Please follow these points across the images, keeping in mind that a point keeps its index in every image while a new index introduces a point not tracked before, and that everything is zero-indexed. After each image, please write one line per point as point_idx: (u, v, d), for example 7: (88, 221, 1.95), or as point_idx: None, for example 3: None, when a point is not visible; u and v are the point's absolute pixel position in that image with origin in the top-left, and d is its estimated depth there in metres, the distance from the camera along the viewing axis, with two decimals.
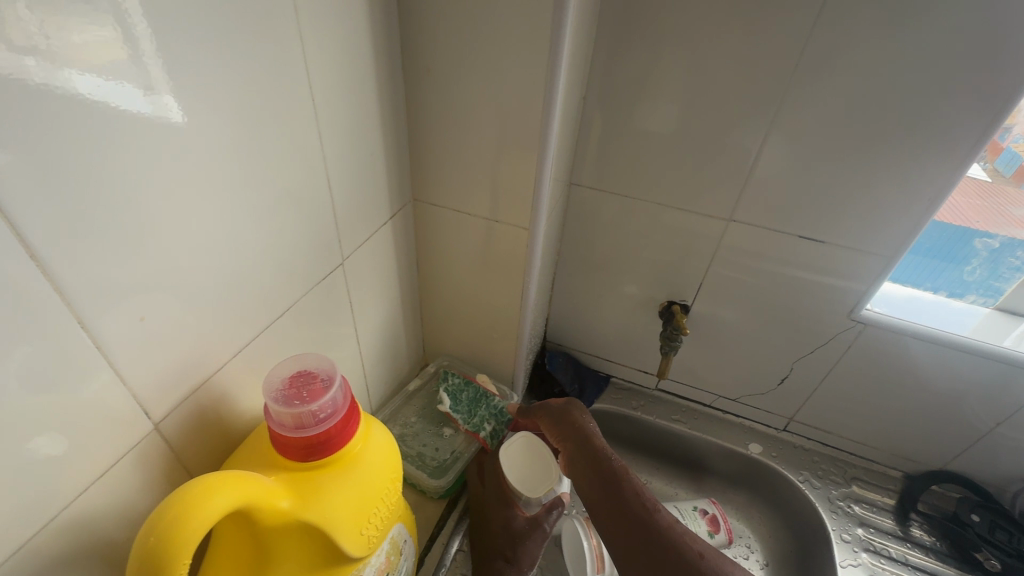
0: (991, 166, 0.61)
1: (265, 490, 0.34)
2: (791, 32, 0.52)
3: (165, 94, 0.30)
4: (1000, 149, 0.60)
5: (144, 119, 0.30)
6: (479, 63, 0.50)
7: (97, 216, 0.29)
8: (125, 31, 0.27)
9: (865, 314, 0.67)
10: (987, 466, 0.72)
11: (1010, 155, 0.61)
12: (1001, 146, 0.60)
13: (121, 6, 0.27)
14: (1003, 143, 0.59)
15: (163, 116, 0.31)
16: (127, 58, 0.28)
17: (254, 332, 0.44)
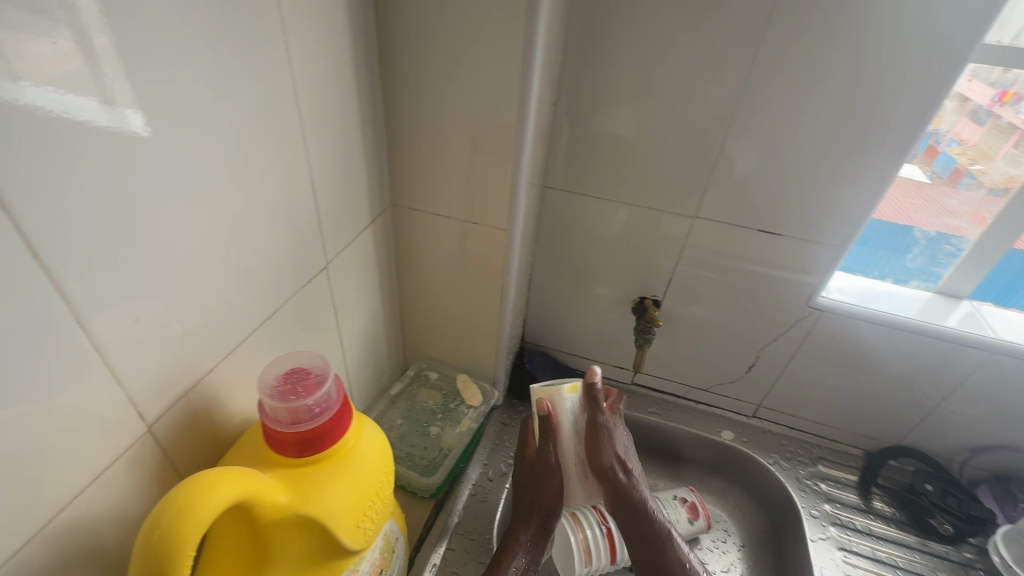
0: (929, 168, 0.68)
1: (266, 485, 0.35)
2: (743, 39, 0.56)
3: (128, 108, 0.30)
4: (936, 152, 0.67)
5: (105, 129, 0.29)
6: (456, 67, 0.52)
7: (86, 211, 0.29)
8: (83, 44, 0.27)
9: (822, 301, 0.72)
10: (939, 439, 0.79)
11: (947, 159, 0.67)
12: (937, 149, 0.67)
13: (79, 20, 0.27)
14: (937, 146, 0.67)
15: (123, 129, 0.30)
16: (83, 70, 0.28)
17: (240, 334, 0.44)
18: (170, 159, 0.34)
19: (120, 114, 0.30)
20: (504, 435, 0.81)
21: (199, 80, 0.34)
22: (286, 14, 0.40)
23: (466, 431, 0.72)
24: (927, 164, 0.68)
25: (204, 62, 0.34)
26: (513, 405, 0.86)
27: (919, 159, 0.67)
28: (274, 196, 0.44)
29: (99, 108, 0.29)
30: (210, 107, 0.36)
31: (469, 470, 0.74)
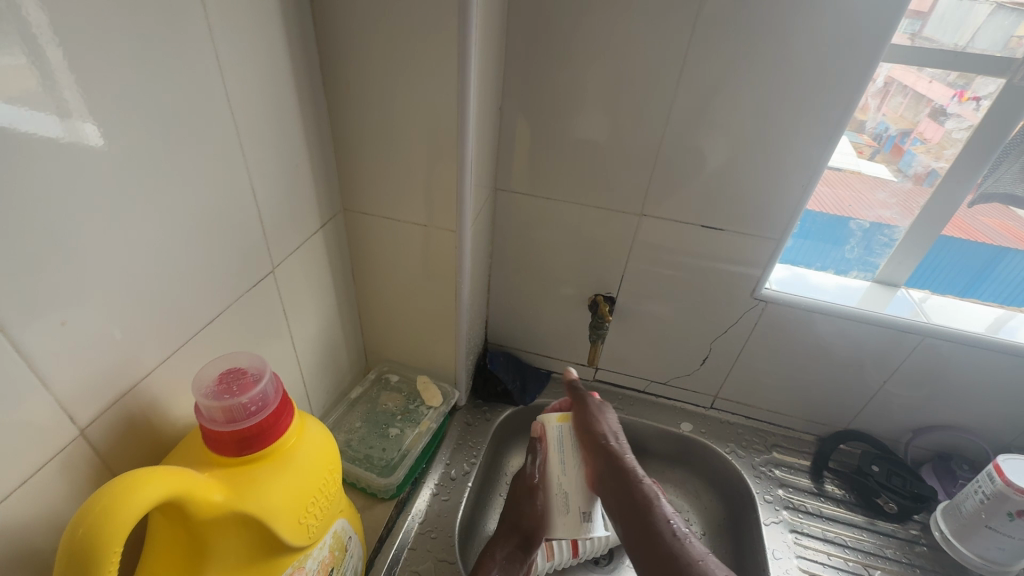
0: (896, 167, 0.71)
1: (199, 484, 0.36)
2: (672, 43, 0.59)
3: (83, 120, 0.33)
4: (901, 151, 0.70)
5: (62, 142, 0.32)
6: (394, 71, 0.53)
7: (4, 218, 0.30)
8: (26, 57, 0.29)
9: (766, 293, 0.75)
10: (884, 421, 0.82)
11: (913, 159, 0.70)
12: (903, 148, 0.70)
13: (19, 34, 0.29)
14: (902, 145, 0.70)
15: (80, 141, 0.33)
16: (36, 87, 0.30)
17: (181, 339, 0.44)
18: (98, 167, 0.35)
19: (75, 126, 0.33)
20: (467, 434, 0.82)
21: (125, 90, 0.35)
22: (214, 24, 0.41)
23: (426, 431, 0.73)
24: (890, 161, 0.71)
25: (129, 71, 0.35)
26: (476, 405, 0.87)
27: (885, 157, 0.71)
28: (211, 202, 0.44)
29: (55, 122, 0.31)
30: (138, 115, 0.37)
31: (431, 471, 0.75)
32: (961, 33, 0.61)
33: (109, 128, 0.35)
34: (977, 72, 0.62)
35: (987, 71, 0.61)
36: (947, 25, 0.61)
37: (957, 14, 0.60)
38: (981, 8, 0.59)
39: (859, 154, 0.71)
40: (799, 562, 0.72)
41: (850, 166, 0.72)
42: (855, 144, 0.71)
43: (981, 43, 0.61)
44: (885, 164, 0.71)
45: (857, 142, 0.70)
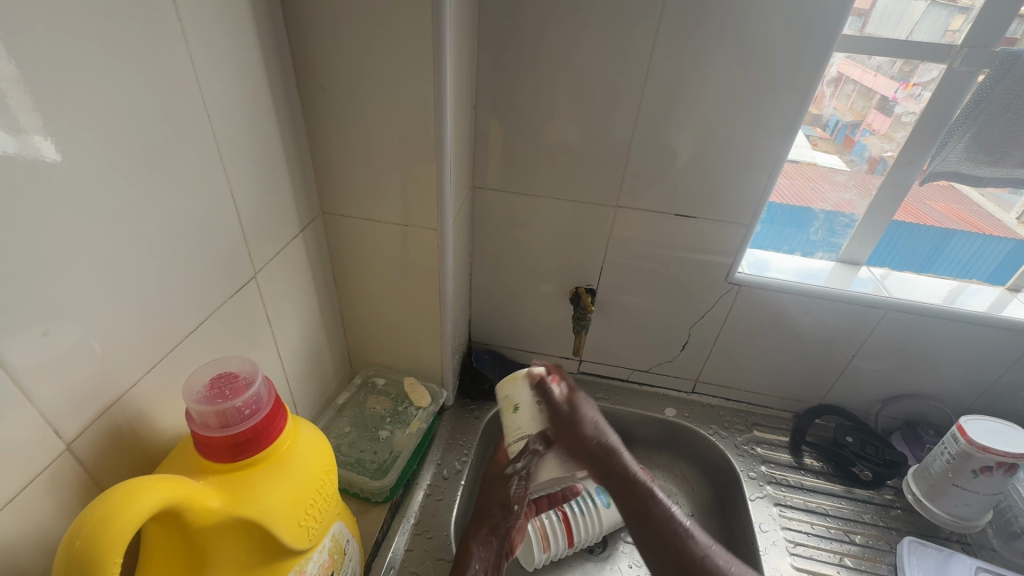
0: (846, 156, 0.76)
1: (196, 490, 0.35)
2: (639, 37, 0.61)
3: (37, 134, 0.31)
4: (852, 142, 0.74)
5: (15, 157, 0.30)
6: (369, 74, 0.54)
7: None
8: None
9: (739, 276, 0.77)
10: (854, 393, 0.86)
11: (863, 148, 0.74)
12: (854, 139, 0.74)
13: None
14: (852, 137, 0.74)
15: (31, 154, 0.31)
16: None
17: (163, 350, 0.43)
18: (70, 173, 0.34)
19: (28, 140, 0.31)
20: (456, 434, 0.82)
21: (95, 95, 0.34)
22: (185, 25, 0.40)
23: (416, 431, 0.73)
24: (843, 152, 0.75)
25: (96, 73, 0.34)
26: (463, 404, 0.87)
27: (837, 147, 0.75)
28: (188, 207, 0.44)
29: (6, 136, 0.30)
30: (110, 118, 0.36)
31: (424, 471, 0.75)
32: (900, 27, 0.65)
33: (81, 130, 0.34)
34: (920, 59, 0.66)
35: (930, 58, 0.65)
36: (887, 20, 0.65)
37: (896, 10, 0.64)
38: (917, 4, 0.63)
39: (821, 149, 0.76)
40: (785, 534, 0.74)
41: (807, 159, 0.76)
42: (810, 136, 0.75)
43: (921, 35, 0.65)
44: (838, 156, 0.76)
45: (811, 134, 0.74)
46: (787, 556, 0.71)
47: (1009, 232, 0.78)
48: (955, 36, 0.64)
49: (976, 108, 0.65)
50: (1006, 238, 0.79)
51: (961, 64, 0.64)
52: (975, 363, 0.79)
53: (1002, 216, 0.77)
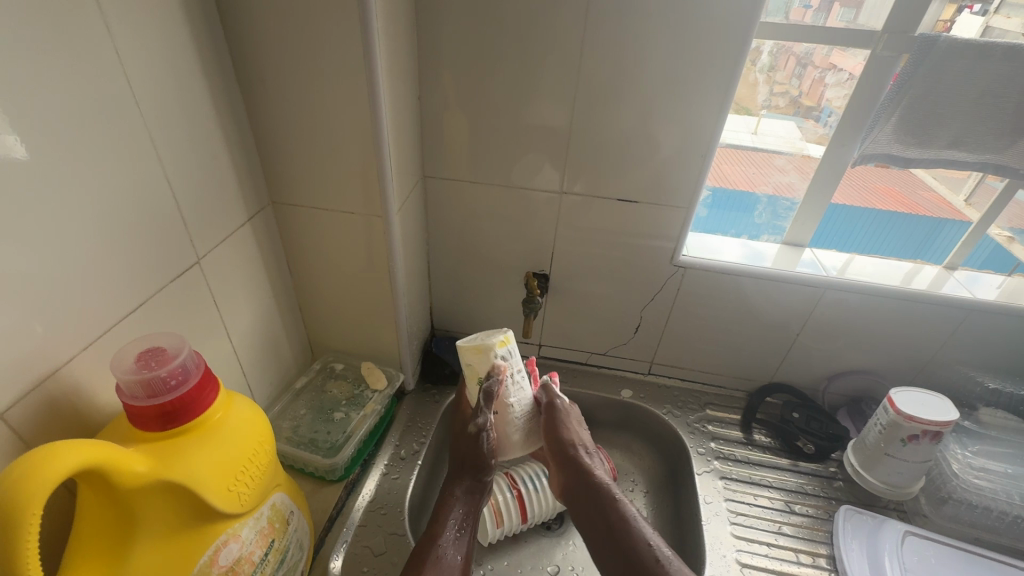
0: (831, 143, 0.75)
1: (123, 455, 0.37)
2: (572, 28, 0.63)
3: (9, 134, 0.36)
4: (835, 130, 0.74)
5: None
6: (304, 67, 0.56)
7: None
8: None
9: (684, 259, 0.80)
10: (802, 370, 0.89)
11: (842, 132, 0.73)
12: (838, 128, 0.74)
13: None
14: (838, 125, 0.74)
15: (5, 153, 0.36)
16: None
17: (100, 330, 0.46)
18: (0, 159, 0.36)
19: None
20: (416, 417, 0.85)
21: (22, 88, 0.37)
22: (113, 22, 0.42)
23: (371, 413, 0.75)
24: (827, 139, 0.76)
25: (26, 67, 0.37)
26: (425, 388, 0.89)
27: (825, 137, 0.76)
28: (126, 196, 0.46)
29: None
30: (39, 109, 0.38)
31: (380, 453, 0.78)
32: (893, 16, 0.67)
33: (13, 121, 0.36)
34: (846, 44, 0.69)
35: (853, 44, 0.68)
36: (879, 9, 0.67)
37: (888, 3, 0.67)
38: None
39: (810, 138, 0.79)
40: (728, 505, 0.77)
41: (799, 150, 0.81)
42: (803, 129, 0.79)
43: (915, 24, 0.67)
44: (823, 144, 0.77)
45: (804, 127, 0.79)
46: (727, 525, 0.74)
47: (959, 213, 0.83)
48: (947, 25, 0.67)
49: (900, 92, 0.67)
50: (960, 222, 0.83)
51: (884, 49, 0.67)
52: (913, 339, 0.82)
53: (952, 198, 0.84)
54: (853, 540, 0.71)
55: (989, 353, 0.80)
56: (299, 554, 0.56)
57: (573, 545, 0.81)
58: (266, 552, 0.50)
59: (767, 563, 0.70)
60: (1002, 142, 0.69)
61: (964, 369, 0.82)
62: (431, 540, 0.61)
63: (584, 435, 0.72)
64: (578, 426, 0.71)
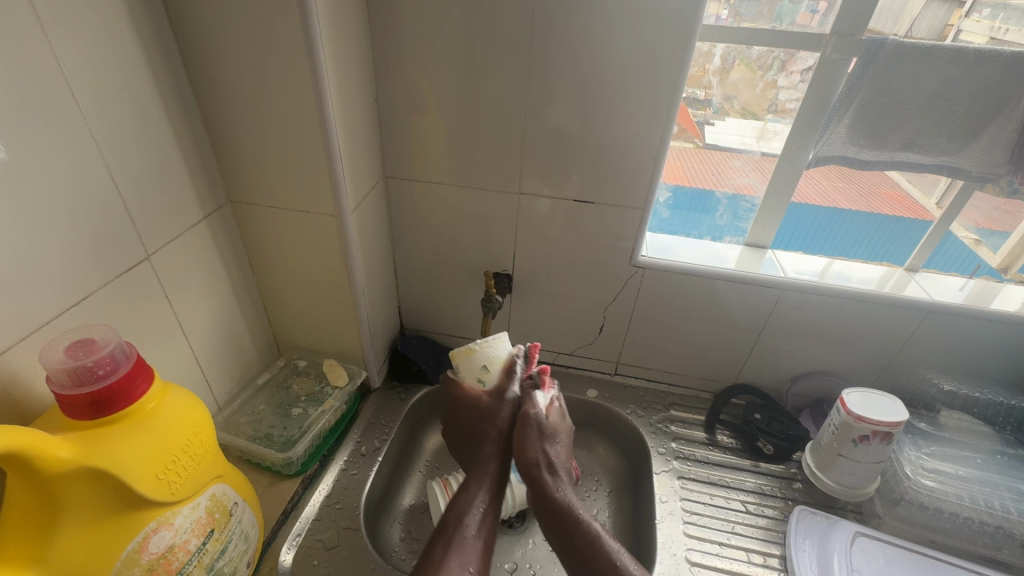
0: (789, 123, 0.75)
1: (46, 440, 0.39)
2: (520, 32, 0.65)
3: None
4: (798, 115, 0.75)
5: None
6: (252, 71, 0.58)
7: None
8: None
9: (643, 259, 0.81)
10: (766, 371, 0.89)
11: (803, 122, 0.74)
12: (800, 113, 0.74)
13: None
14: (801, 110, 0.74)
15: None
16: None
17: (38, 323, 0.47)
18: None
19: None
20: (380, 414, 0.85)
21: None
22: (51, 26, 0.44)
23: (329, 409, 0.77)
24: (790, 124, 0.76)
25: None
26: (391, 386, 0.90)
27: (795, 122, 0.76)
28: (67, 193, 0.48)
29: None
30: None
31: (341, 448, 0.79)
32: (900, 22, 0.67)
33: None
34: (795, 47, 0.70)
35: (803, 46, 0.69)
36: (888, 16, 0.67)
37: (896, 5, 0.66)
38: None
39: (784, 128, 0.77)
40: (683, 504, 0.77)
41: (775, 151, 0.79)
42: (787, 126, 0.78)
43: (923, 30, 0.67)
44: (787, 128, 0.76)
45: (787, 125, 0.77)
46: (681, 524, 0.74)
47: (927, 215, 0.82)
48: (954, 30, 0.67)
49: (851, 93, 0.68)
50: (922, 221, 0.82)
51: (832, 52, 0.68)
52: (874, 341, 0.82)
53: (923, 201, 0.82)
54: (805, 541, 0.71)
55: (950, 355, 0.79)
56: (245, 545, 0.57)
57: (533, 543, 0.81)
58: (203, 541, 0.50)
59: (717, 562, 0.70)
60: (955, 144, 0.69)
61: (926, 372, 0.82)
62: (458, 518, 0.61)
63: (552, 450, 0.70)
64: (546, 439, 0.69)
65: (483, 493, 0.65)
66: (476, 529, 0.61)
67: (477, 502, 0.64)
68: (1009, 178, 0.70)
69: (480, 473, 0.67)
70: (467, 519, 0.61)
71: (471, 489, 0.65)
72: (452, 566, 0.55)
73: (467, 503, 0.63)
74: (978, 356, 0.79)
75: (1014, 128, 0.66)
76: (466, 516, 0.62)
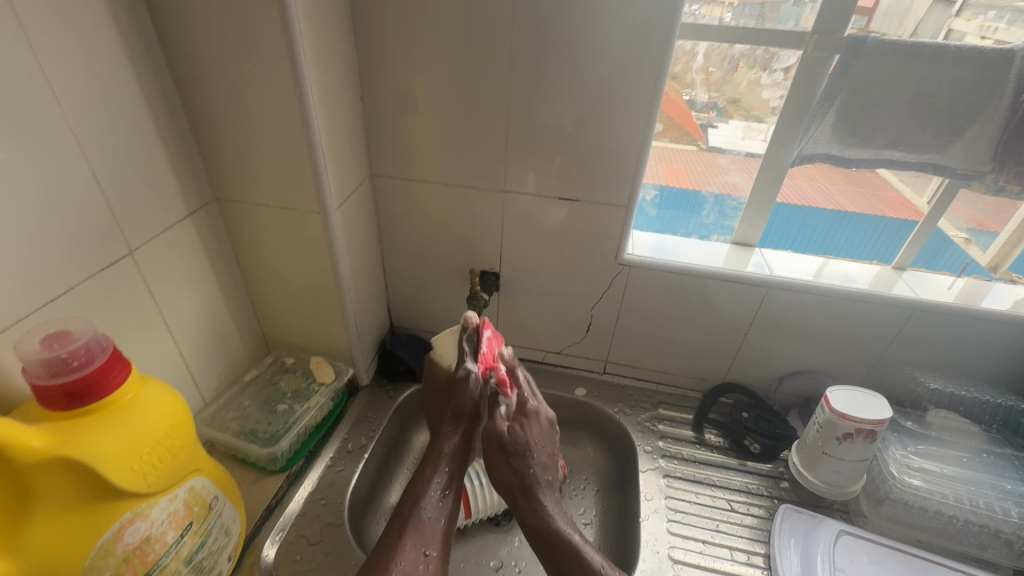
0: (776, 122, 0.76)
1: (19, 430, 0.39)
2: (502, 31, 0.65)
3: None
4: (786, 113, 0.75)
5: None
6: (234, 70, 0.58)
7: None
8: None
9: (629, 257, 0.81)
10: (754, 370, 0.89)
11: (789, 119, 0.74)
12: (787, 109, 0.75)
13: None
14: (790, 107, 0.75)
15: None
16: None
17: (17, 317, 0.48)
18: None
19: None
20: (367, 411, 0.86)
21: None
22: (30, 25, 0.45)
23: (315, 405, 0.77)
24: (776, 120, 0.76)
25: None
26: (380, 384, 0.91)
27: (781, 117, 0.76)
28: (47, 190, 0.49)
29: None
30: None
31: (327, 445, 0.79)
32: (904, 26, 0.68)
33: None
34: (778, 45, 0.70)
35: (786, 44, 0.69)
36: (890, 18, 0.69)
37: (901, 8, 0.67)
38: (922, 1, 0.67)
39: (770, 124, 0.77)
40: (668, 502, 0.77)
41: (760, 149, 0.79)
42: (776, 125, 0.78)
43: (927, 32, 0.67)
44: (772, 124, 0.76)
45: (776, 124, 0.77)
46: (665, 521, 0.74)
47: (916, 214, 0.81)
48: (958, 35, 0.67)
49: (834, 91, 0.68)
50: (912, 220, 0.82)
51: (815, 50, 0.67)
52: (861, 340, 0.81)
53: (915, 200, 0.81)
54: (789, 539, 0.71)
55: (937, 354, 0.79)
56: (226, 539, 0.57)
57: (519, 541, 0.81)
58: (181, 534, 0.51)
59: (700, 560, 0.70)
60: (940, 142, 0.69)
61: (913, 370, 0.81)
62: (414, 502, 0.62)
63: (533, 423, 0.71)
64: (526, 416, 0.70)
65: (441, 475, 0.65)
66: (432, 511, 0.62)
67: (434, 485, 0.64)
68: (994, 175, 0.70)
69: (438, 454, 0.67)
70: (424, 501, 0.62)
71: (429, 471, 0.66)
72: (406, 550, 0.57)
73: (424, 485, 0.64)
74: (965, 355, 0.78)
75: (997, 125, 0.66)
76: (423, 498, 0.62)
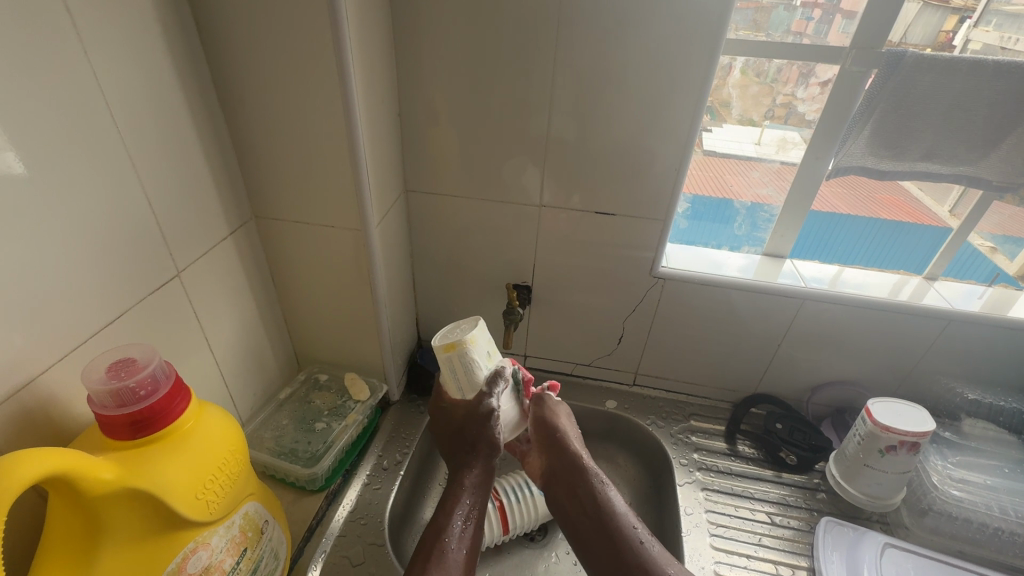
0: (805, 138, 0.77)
1: (91, 462, 0.38)
2: (544, 47, 0.65)
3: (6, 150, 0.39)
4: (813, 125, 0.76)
5: None
6: (282, 89, 0.58)
7: None
8: None
9: (663, 270, 0.81)
10: (786, 381, 0.89)
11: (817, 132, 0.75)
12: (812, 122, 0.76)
13: None
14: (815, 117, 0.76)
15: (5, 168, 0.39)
16: None
17: (75, 342, 0.47)
18: None
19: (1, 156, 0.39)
20: (400, 427, 0.85)
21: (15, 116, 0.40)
22: (91, 49, 0.44)
23: (353, 423, 0.77)
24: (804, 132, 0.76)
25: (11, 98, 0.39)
26: (410, 399, 0.90)
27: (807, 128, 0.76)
28: (106, 214, 0.48)
29: None
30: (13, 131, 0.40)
31: (363, 463, 0.78)
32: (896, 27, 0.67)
33: (12, 139, 0.40)
34: (816, 60, 0.70)
35: (824, 59, 0.70)
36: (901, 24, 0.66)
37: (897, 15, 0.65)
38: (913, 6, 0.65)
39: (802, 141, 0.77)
40: (709, 516, 0.77)
41: (793, 159, 0.79)
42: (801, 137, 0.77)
43: (916, 36, 0.68)
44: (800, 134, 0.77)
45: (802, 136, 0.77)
46: (707, 536, 0.74)
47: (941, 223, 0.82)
48: (949, 35, 0.68)
49: (871, 105, 0.68)
50: (936, 228, 0.83)
51: (853, 65, 0.68)
52: (895, 350, 0.82)
53: (937, 209, 0.82)
54: (833, 552, 0.71)
55: (972, 364, 0.80)
56: (275, 564, 0.56)
57: (556, 557, 0.80)
58: (237, 560, 0.50)
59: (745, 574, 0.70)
60: (975, 154, 0.69)
61: (948, 380, 0.82)
62: (436, 534, 0.59)
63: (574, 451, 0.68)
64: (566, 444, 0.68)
65: (462, 505, 0.62)
66: (456, 543, 0.59)
67: (456, 514, 0.61)
68: None
69: (460, 485, 0.64)
70: (447, 532, 0.59)
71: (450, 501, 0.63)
72: None
73: (446, 516, 0.61)
74: (1000, 364, 0.79)
75: None
76: (446, 529, 0.59)
